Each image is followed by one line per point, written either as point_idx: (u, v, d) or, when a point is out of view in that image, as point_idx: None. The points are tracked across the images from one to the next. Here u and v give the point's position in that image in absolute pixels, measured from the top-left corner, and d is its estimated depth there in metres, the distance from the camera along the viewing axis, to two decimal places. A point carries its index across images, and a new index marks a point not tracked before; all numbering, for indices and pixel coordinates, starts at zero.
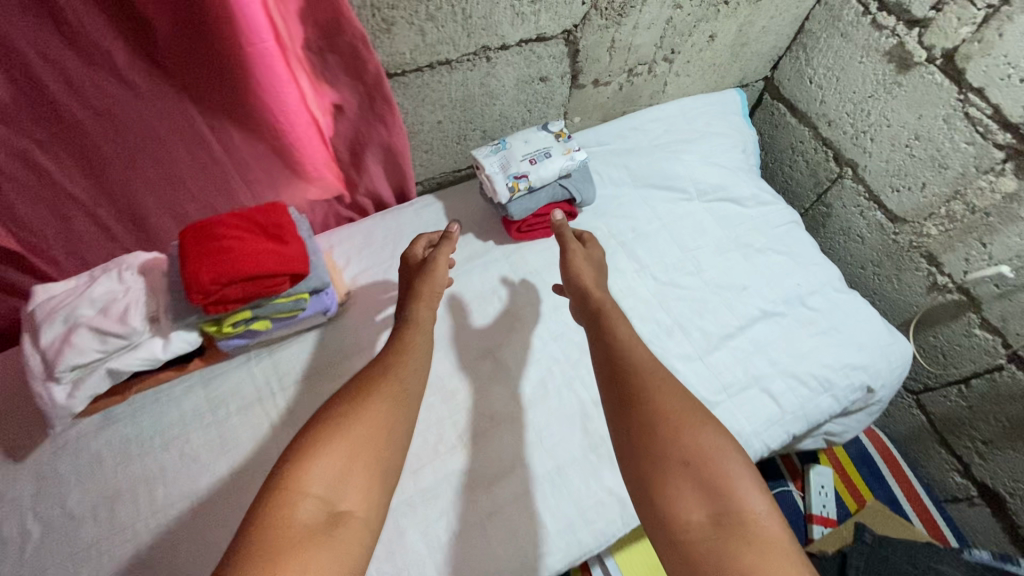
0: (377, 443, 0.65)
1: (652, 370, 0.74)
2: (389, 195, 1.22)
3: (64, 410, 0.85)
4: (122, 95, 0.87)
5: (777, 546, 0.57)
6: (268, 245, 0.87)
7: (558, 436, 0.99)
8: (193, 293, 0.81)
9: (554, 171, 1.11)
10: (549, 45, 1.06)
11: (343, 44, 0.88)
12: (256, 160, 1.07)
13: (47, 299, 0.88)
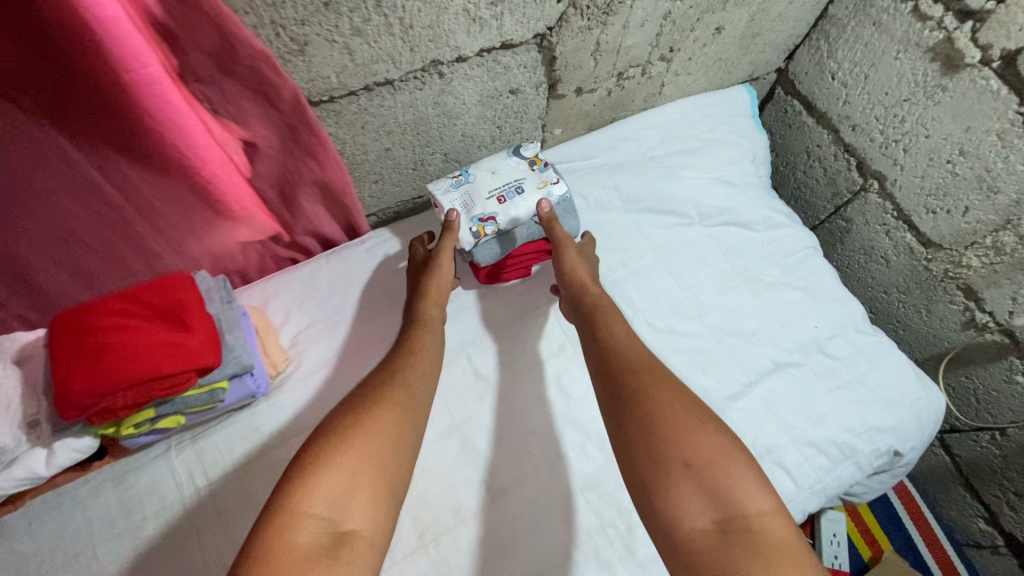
0: (386, 456, 0.66)
1: (651, 373, 0.76)
2: (334, 231, 1.03)
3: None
4: None
5: (782, 549, 0.58)
6: (161, 337, 0.69)
7: (536, 533, 0.83)
8: (66, 409, 0.65)
9: (526, 211, 0.97)
10: (518, 53, 0.85)
11: (246, 71, 0.68)
12: (167, 205, 0.84)
13: None
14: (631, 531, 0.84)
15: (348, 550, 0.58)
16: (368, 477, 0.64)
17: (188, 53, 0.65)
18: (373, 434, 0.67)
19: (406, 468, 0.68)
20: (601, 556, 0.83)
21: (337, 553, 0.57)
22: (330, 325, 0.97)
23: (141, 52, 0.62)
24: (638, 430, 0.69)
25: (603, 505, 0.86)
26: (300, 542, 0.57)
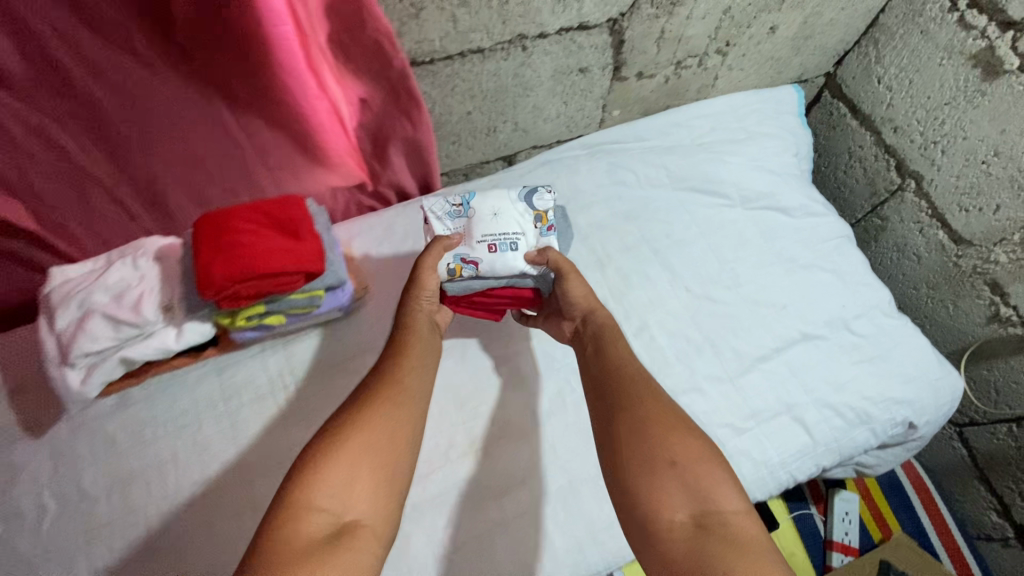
0: (389, 452, 0.66)
1: (647, 380, 0.74)
2: (412, 186, 1.17)
3: (78, 395, 0.84)
4: (138, 81, 0.84)
5: (752, 544, 0.56)
6: (281, 243, 0.84)
7: (570, 453, 0.98)
8: (206, 289, 0.79)
9: (510, 268, 0.96)
10: (592, 34, 0.97)
11: (368, 39, 0.82)
12: (277, 147, 1.03)
13: (64, 281, 0.87)
14: None
15: (350, 538, 0.58)
16: (369, 469, 0.64)
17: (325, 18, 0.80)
18: (368, 428, 0.67)
19: (407, 463, 0.68)
20: None
21: (338, 542, 0.57)
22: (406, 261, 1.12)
23: (284, 15, 0.77)
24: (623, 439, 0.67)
25: None
26: (304, 532, 0.57)
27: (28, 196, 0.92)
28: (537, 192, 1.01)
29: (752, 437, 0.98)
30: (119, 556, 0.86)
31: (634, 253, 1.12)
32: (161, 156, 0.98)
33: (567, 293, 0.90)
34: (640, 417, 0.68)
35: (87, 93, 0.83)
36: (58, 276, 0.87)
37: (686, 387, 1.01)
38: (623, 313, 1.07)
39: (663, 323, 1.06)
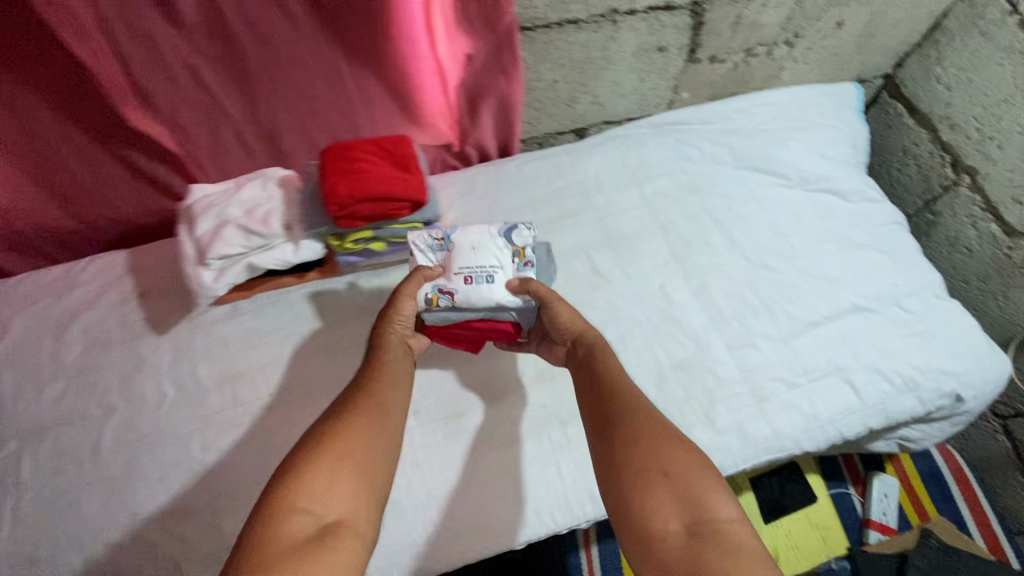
0: (368, 462, 0.73)
1: (630, 394, 0.77)
2: (494, 147, 1.28)
3: (210, 293, 0.97)
4: (279, 30, 0.99)
5: (737, 548, 0.58)
6: (394, 172, 0.96)
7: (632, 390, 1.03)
8: (331, 205, 0.92)
9: (486, 300, 0.95)
10: (676, 15, 1.08)
11: None
12: (381, 100, 1.16)
13: (203, 196, 1.00)
14: (711, 405, 1.02)
15: (334, 538, 0.64)
16: (350, 476, 0.70)
17: None
18: (348, 439, 0.73)
19: (385, 472, 0.74)
20: (684, 418, 1.01)
21: (323, 541, 0.63)
22: (485, 216, 1.22)
23: None
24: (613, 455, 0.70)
25: (690, 381, 1.04)
26: (288, 532, 0.63)
27: (176, 130, 1.08)
28: (518, 228, 0.98)
29: (802, 392, 1.04)
30: (227, 440, 0.97)
31: (696, 221, 1.21)
32: (284, 102, 1.12)
33: (554, 319, 0.91)
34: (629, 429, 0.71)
35: (236, 37, 0.98)
36: (198, 191, 1.01)
37: (741, 343, 1.08)
38: (684, 273, 1.15)
39: (721, 284, 1.14)
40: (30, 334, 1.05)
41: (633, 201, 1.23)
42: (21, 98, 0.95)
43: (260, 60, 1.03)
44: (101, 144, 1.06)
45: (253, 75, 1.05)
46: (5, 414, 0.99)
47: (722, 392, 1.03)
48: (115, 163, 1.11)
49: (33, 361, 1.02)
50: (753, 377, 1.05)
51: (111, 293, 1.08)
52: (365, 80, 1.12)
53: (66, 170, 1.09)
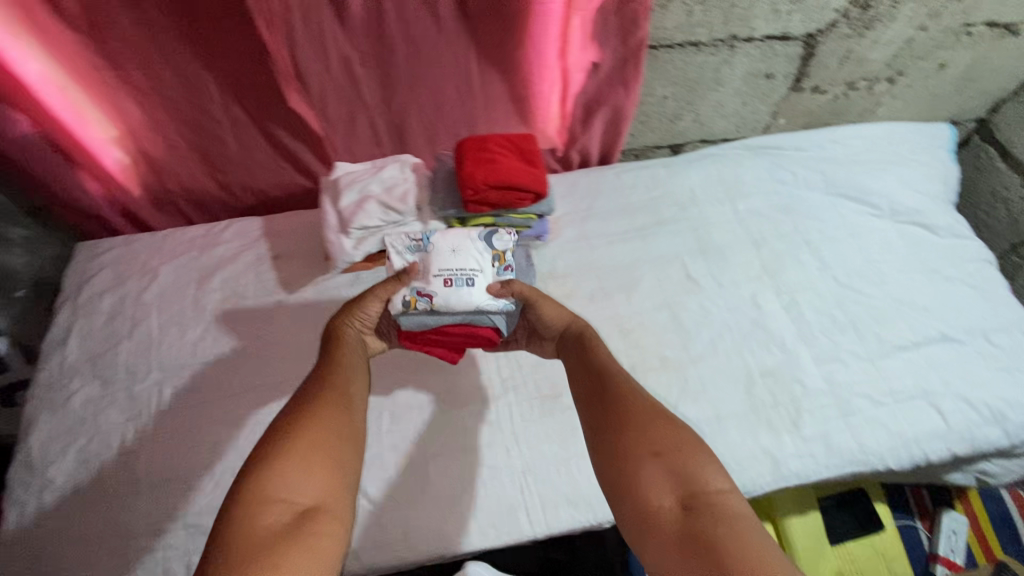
0: (337, 451, 0.75)
1: (612, 378, 0.79)
2: (596, 154, 1.36)
3: (344, 257, 1.09)
4: (429, 32, 1.11)
5: (731, 517, 0.61)
6: (522, 165, 1.04)
7: (722, 390, 1.08)
8: (466, 189, 1.02)
9: (464, 303, 0.96)
10: (789, 45, 1.15)
11: (626, 10, 1.02)
12: (500, 103, 1.26)
13: (348, 172, 1.12)
14: (798, 413, 1.06)
15: (313, 523, 0.67)
16: (321, 466, 0.73)
17: None
18: (316, 429, 0.76)
19: (355, 453, 0.77)
20: (772, 423, 1.05)
21: (302, 525, 0.66)
22: (583, 217, 1.28)
23: None
24: (610, 450, 0.71)
25: (778, 388, 1.08)
26: (268, 522, 0.66)
27: (320, 113, 1.20)
28: (498, 232, 1.02)
29: (888, 411, 1.07)
30: None
31: (787, 239, 1.26)
32: (415, 96, 1.22)
33: (540, 317, 0.93)
34: (623, 416, 0.73)
35: (389, 34, 1.10)
36: (343, 168, 1.13)
37: (829, 358, 1.12)
38: (774, 287, 1.20)
39: (810, 301, 1.18)
40: (176, 281, 1.16)
41: (726, 216, 1.29)
42: (200, 71, 1.08)
43: (404, 56, 1.14)
44: (254, 120, 1.18)
45: (396, 70, 1.16)
46: (152, 350, 1.09)
47: (809, 402, 1.07)
48: (261, 139, 1.22)
49: (177, 305, 1.14)
50: (840, 392, 1.08)
51: (249, 250, 1.21)
52: (492, 82, 1.22)
53: (219, 141, 1.20)
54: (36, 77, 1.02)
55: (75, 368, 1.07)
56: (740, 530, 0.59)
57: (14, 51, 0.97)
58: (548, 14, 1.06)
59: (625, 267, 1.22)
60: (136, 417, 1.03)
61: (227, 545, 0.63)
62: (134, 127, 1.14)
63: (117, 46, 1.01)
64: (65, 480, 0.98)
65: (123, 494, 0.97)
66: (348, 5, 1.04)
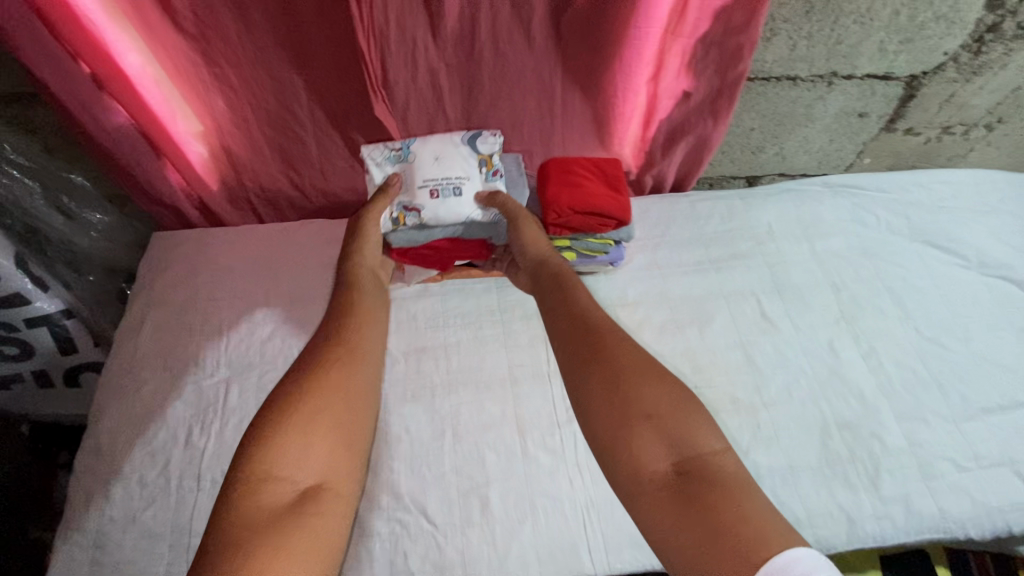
0: (334, 426, 0.81)
1: (611, 343, 0.85)
2: (670, 182, 1.32)
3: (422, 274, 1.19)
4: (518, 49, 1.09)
5: (719, 479, 0.71)
6: (606, 191, 1.05)
7: (795, 437, 1.04)
8: (549, 214, 1.05)
9: (449, 213, 1.17)
10: (890, 84, 1.11)
11: (731, 43, 1.01)
12: (578, 124, 1.23)
13: (416, 163, 1.17)
14: (876, 471, 1.01)
15: (314, 502, 0.74)
16: (320, 442, 0.79)
17: (702, 21, 1.00)
18: (315, 406, 0.81)
19: (356, 424, 0.84)
20: (848, 478, 1.01)
21: (306, 504, 0.73)
22: (655, 244, 1.26)
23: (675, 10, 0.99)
24: (614, 411, 0.79)
25: (855, 443, 1.04)
26: (275, 499, 0.72)
27: (400, 122, 1.18)
28: (480, 136, 1.20)
29: (972, 477, 1.02)
30: (409, 407, 1.05)
31: (867, 284, 1.22)
32: (496, 111, 1.21)
33: (518, 235, 1.07)
34: (617, 376, 0.81)
35: (479, 48, 1.09)
36: (414, 153, 1.18)
37: (910, 416, 1.07)
38: (852, 334, 1.16)
39: (890, 352, 1.14)
40: (248, 280, 1.17)
41: (804, 255, 1.25)
42: (291, 74, 1.08)
43: (490, 72, 1.13)
44: (335, 124, 1.18)
45: (480, 85, 1.15)
46: (222, 347, 1.10)
47: (888, 460, 1.03)
48: (340, 143, 1.22)
49: (248, 303, 1.15)
50: (921, 452, 1.04)
51: (320, 253, 1.22)
52: (573, 102, 1.19)
53: (300, 143, 1.21)
54: (136, 70, 1.04)
55: (147, 358, 1.08)
56: (729, 494, 0.69)
57: (120, 44, 0.99)
58: (645, 40, 1.04)
59: (697, 300, 1.18)
60: (204, 413, 1.03)
61: (230, 527, 0.69)
62: (220, 124, 1.15)
63: (219, 46, 1.02)
64: (132, 471, 0.98)
65: (187, 491, 0.97)
66: (444, 19, 1.02)
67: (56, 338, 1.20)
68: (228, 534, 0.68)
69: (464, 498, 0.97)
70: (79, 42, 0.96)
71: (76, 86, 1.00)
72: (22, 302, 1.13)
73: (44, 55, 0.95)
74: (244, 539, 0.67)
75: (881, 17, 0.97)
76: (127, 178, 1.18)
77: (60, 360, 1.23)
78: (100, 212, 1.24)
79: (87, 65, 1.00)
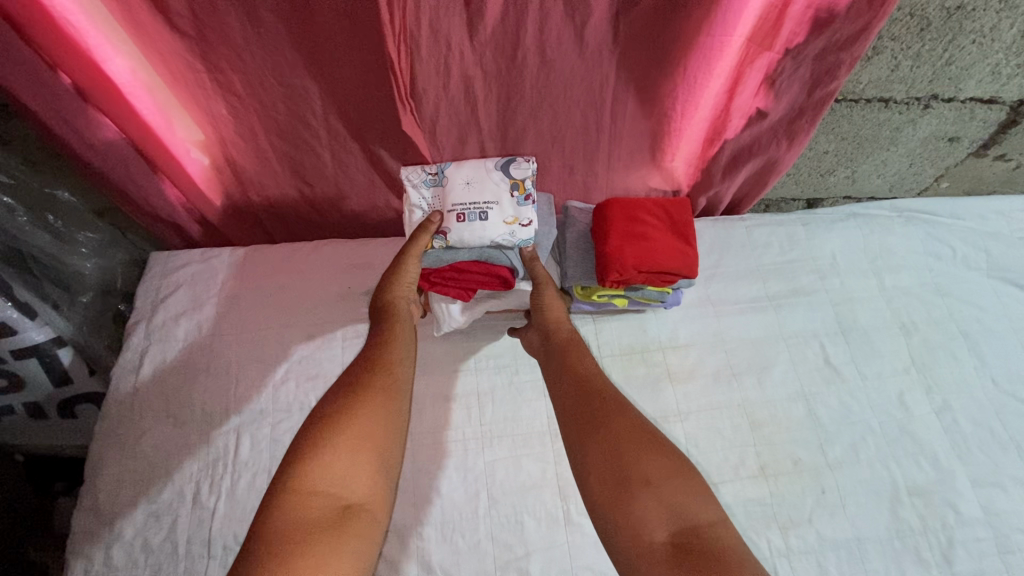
0: (382, 443, 0.73)
1: (606, 400, 0.80)
2: (724, 204, 1.19)
3: (452, 324, 1.05)
4: (565, 57, 0.87)
5: (726, 556, 0.63)
6: (675, 244, 0.96)
7: (862, 506, 0.95)
8: (612, 271, 0.93)
9: (479, 238, 0.98)
10: (992, 109, 0.98)
11: (827, 62, 0.88)
12: (629, 139, 1.03)
13: (450, 182, 0.98)
14: (950, 545, 0.93)
15: (353, 522, 0.66)
16: (367, 457, 0.71)
17: (797, 37, 0.86)
18: (362, 418, 0.74)
19: (400, 449, 0.76)
20: (920, 554, 0.92)
21: (342, 525, 0.65)
22: (709, 276, 1.14)
23: (766, 23, 0.85)
24: (607, 478, 0.72)
25: (928, 512, 0.95)
26: (309, 515, 0.64)
27: (425, 138, 0.99)
28: (515, 160, 0.99)
29: None
30: (439, 466, 0.96)
31: (942, 328, 1.10)
32: (536, 125, 0.99)
33: (542, 307, 0.98)
34: (613, 435, 0.75)
35: (522, 57, 0.87)
36: (447, 175, 0.99)
37: (988, 481, 0.98)
38: (924, 385, 1.05)
39: (964, 406, 1.04)
40: (257, 308, 1.08)
41: (872, 292, 1.13)
42: (304, 81, 0.90)
43: (533, 82, 0.91)
44: (354, 135, 1.00)
45: (520, 97, 0.93)
46: (230, 391, 1.00)
47: (963, 532, 0.94)
48: (359, 155, 1.04)
49: (257, 338, 1.05)
50: (999, 524, 0.94)
51: (335, 281, 1.11)
52: (626, 116, 0.99)
53: (313, 154, 1.04)
54: (125, 79, 0.89)
55: (148, 402, 0.99)
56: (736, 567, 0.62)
57: (105, 48, 0.84)
58: (726, 50, 0.88)
59: (755, 344, 1.07)
60: (213, 468, 0.94)
61: (268, 530, 0.62)
62: (223, 134, 0.99)
63: (220, 48, 0.84)
64: (134, 535, 0.90)
65: (196, 559, 0.88)
66: (484, 23, 0.80)
67: (48, 369, 1.08)
68: (254, 554, 0.60)
69: (502, 571, 0.89)
70: (53, 47, 0.81)
71: (55, 98, 0.87)
72: (7, 331, 1.00)
73: (14, 62, 0.81)
74: (264, 557, 0.59)
75: (1004, 37, 0.85)
76: (119, 196, 1.06)
77: (53, 393, 1.12)
78: (89, 231, 1.11)
79: (66, 75, 0.86)
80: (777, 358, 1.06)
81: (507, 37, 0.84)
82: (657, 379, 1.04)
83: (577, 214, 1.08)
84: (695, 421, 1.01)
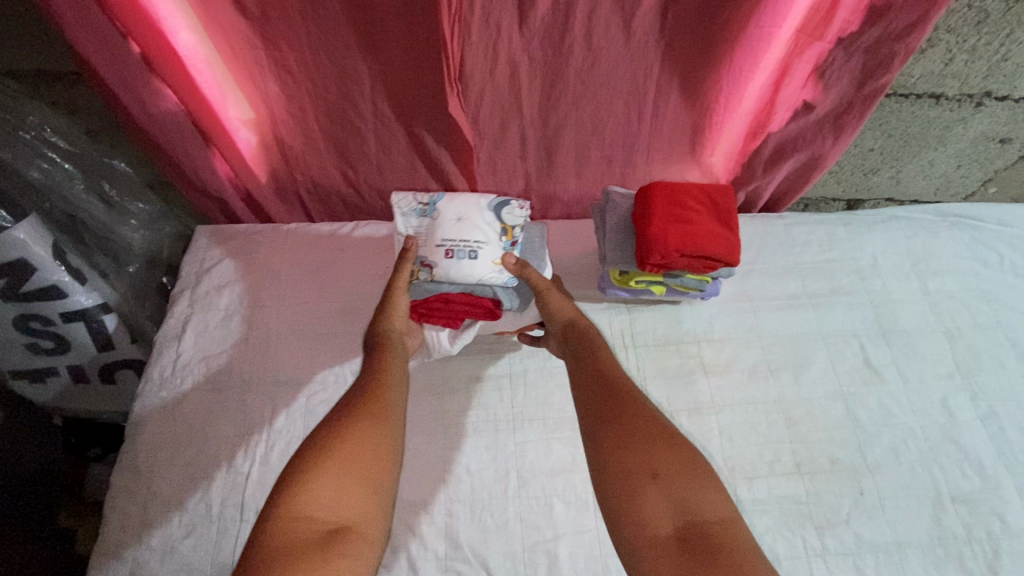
0: (374, 470, 0.69)
1: (621, 394, 0.78)
2: (763, 202, 1.19)
3: (442, 352, 1.01)
4: (614, 44, 0.88)
5: (737, 553, 0.61)
6: (719, 230, 0.96)
7: (903, 510, 0.92)
8: (656, 254, 0.93)
9: (467, 275, 0.96)
10: None
11: (879, 53, 0.88)
12: (671, 130, 1.04)
13: (441, 219, 0.99)
14: (996, 556, 0.89)
15: (346, 544, 0.62)
16: (361, 482, 0.67)
17: (848, 26, 0.86)
18: (358, 441, 0.70)
19: (394, 474, 0.71)
20: (963, 562, 0.89)
21: (334, 547, 0.61)
22: (747, 271, 1.13)
23: (819, 12, 0.85)
24: (614, 475, 0.69)
25: (973, 520, 0.92)
26: (298, 539, 0.60)
27: (470, 123, 1.00)
28: (508, 204, 1.01)
29: None
30: (469, 445, 0.96)
31: (988, 333, 1.07)
32: (578, 113, 1.00)
33: (545, 307, 0.95)
34: (626, 427, 0.73)
35: (570, 44, 0.88)
36: (439, 210, 0.99)
37: None
38: (969, 391, 1.02)
39: (1011, 413, 1.00)
40: (296, 283, 1.10)
41: (914, 294, 1.10)
42: (356, 61, 0.92)
43: (579, 69, 0.92)
44: (400, 118, 1.02)
45: (565, 84, 0.94)
46: (268, 360, 1.02)
47: (1010, 543, 0.90)
48: (402, 138, 1.06)
49: (297, 312, 1.08)
50: None
51: (371, 262, 1.13)
52: (669, 107, 1.00)
53: (358, 136, 1.06)
54: (189, 52, 0.92)
55: (187, 369, 1.01)
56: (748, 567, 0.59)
57: (173, 21, 0.87)
58: (776, 41, 0.88)
59: (792, 341, 1.06)
60: (248, 434, 0.96)
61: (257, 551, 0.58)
62: (274, 112, 1.02)
63: (279, 25, 0.87)
64: (171, 495, 0.91)
65: (228, 521, 0.89)
66: (535, 8, 0.82)
67: (93, 334, 1.10)
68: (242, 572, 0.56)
69: (529, 552, 0.88)
70: (127, 17, 0.85)
71: (121, 67, 0.91)
72: (57, 294, 1.02)
73: (87, 29, 0.84)
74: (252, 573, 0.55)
75: None
76: (173, 169, 1.09)
77: (96, 357, 1.14)
78: (141, 202, 1.16)
79: (135, 44, 0.89)
80: (815, 357, 1.04)
81: (557, 23, 0.85)
82: (691, 370, 1.03)
83: (619, 200, 1.06)
84: (730, 414, 0.99)
